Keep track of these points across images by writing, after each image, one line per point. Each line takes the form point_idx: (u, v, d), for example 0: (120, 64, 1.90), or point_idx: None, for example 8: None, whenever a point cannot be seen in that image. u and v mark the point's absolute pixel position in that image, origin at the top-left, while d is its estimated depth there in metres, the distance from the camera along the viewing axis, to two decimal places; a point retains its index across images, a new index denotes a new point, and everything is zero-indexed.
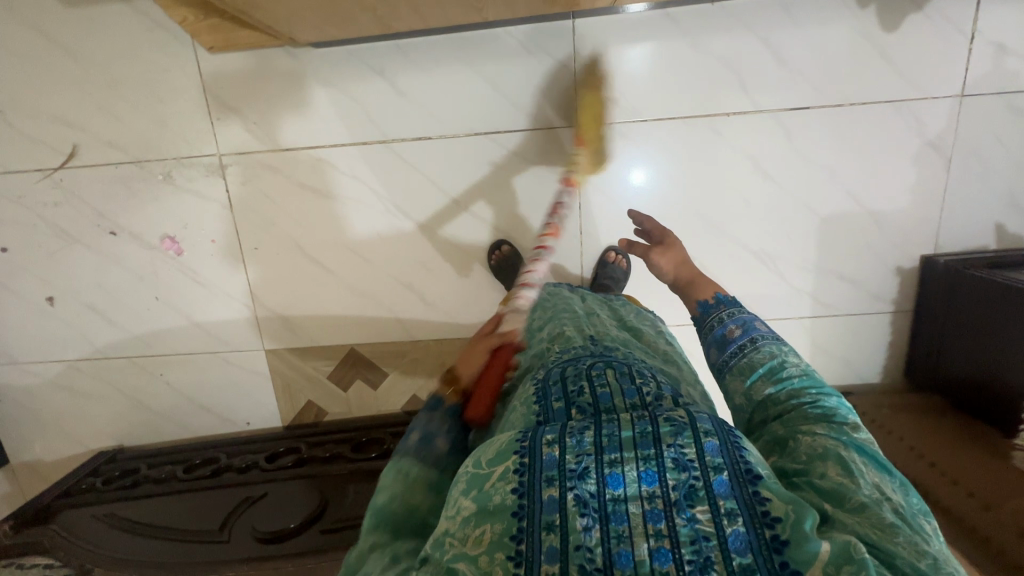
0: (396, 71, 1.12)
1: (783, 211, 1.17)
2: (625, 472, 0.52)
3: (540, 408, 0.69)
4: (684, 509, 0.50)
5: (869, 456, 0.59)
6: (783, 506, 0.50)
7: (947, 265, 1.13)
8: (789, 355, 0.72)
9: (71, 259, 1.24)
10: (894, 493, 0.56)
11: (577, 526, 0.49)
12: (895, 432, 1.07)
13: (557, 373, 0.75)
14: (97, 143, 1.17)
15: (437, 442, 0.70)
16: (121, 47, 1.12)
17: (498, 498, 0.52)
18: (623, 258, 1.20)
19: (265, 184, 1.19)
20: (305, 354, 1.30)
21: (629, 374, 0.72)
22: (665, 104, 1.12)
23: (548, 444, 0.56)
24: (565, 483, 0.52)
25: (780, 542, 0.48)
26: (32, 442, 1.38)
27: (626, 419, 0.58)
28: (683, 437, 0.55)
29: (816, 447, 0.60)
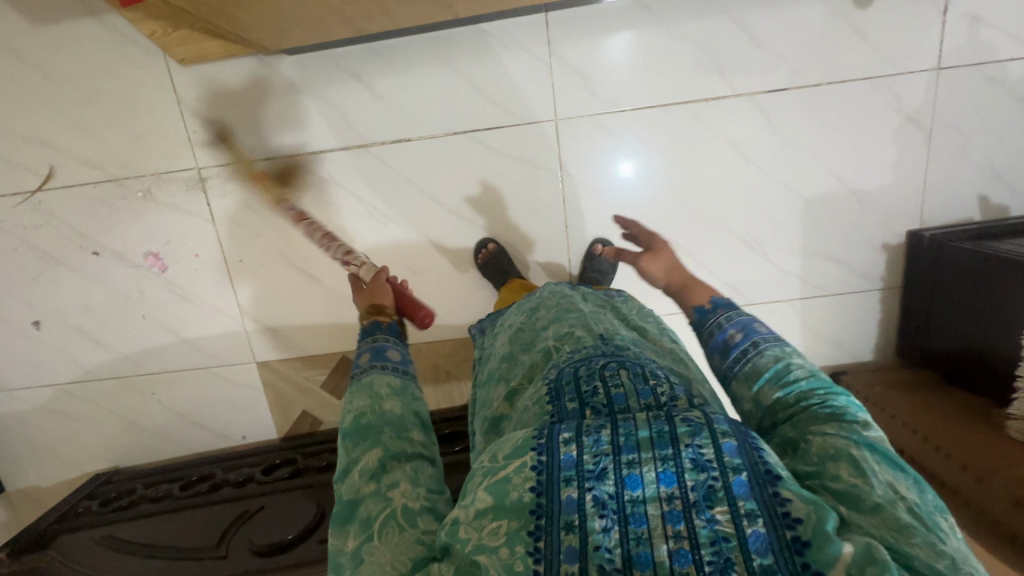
0: (372, 74, 1.11)
1: (766, 194, 1.17)
2: (644, 473, 0.54)
3: (552, 405, 0.70)
4: (704, 510, 0.52)
5: (881, 453, 0.58)
6: (805, 507, 0.51)
7: (932, 240, 1.13)
8: (793, 356, 0.70)
9: (54, 281, 1.23)
10: (908, 489, 0.55)
11: (596, 526, 0.51)
12: (888, 410, 1.07)
13: (570, 374, 0.75)
14: (74, 163, 1.16)
15: (389, 352, 0.86)
16: (93, 64, 1.10)
17: (516, 495, 0.55)
18: None
19: (246, 196, 1.18)
20: (297, 365, 1.29)
21: (643, 373, 0.73)
22: (646, 93, 1.12)
23: (565, 442, 0.57)
24: (585, 482, 0.54)
25: (802, 544, 0.49)
26: (25, 469, 1.36)
27: (643, 419, 0.59)
28: (700, 437, 0.56)
29: (826, 447, 0.59)
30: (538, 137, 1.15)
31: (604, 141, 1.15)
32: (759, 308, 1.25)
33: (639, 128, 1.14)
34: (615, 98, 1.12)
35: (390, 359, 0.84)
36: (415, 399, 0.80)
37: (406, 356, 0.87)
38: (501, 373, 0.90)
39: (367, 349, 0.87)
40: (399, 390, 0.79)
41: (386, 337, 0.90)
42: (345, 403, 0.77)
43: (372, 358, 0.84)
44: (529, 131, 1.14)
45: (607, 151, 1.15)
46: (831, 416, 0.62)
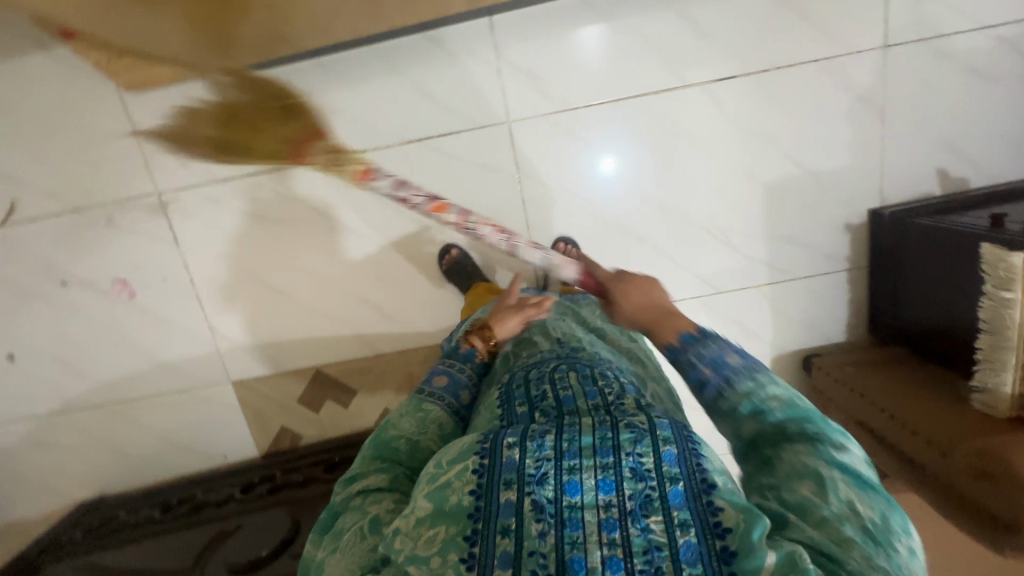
0: (323, 89, 1.12)
1: (725, 182, 1.18)
2: (583, 480, 0.56)
3: (504, 408, 0.71)
4: (638, 519, 0.54)
5: (848, 474, 0.58)
6: (736, 516, 0.53)
7: (892, 217, 1.13)
8: (772, 386, 0.66)
9: (24, 314, 1.23)
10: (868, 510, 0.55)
11: (532, 530, 0.53)
12: (857, 390, 1.08)
13: (523, 377, 0.76)
14: (36, 196, 1.16)
15: (461, 392, 0.81)
16: (48, 96, 1.11)
17: (456, 498, 0.56)
18: (575, 249, 1.19)
19: (209, 217, 1.18)
20: (272, 382, 1.29)
21: (592, 376, 0.73)
22: (615, 87, 1.12)
23: (509, 446, 0.58)
24: (524, 487, 0.56)
25: (729, 553, 0.52)
26: (10, 505, 1.36)
27: (587, 426, 0.61)
28: (641, 444, 0.58)
29: (795, 464, 0.60)
30: (494, 140, 1.15)
31: (585, 138, 1.15)
32: (729, 296, 1.25)
33: (615, 123, 1.14)
34: (567, 97, 1.13)
35: (457, 398, 0.80)
36: (456, 452, 0.74)
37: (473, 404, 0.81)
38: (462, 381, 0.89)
39: (441, 371, 0.83)
40: (445, 438, 0.74)
41: (470, 373, 0.85)
42: (392, 415, 0.74)
43: (445, 386, 0.80)
44: (484, 135, 1.15)
45: (589, 147, 1.16)
46: (802, 441, 0.62)
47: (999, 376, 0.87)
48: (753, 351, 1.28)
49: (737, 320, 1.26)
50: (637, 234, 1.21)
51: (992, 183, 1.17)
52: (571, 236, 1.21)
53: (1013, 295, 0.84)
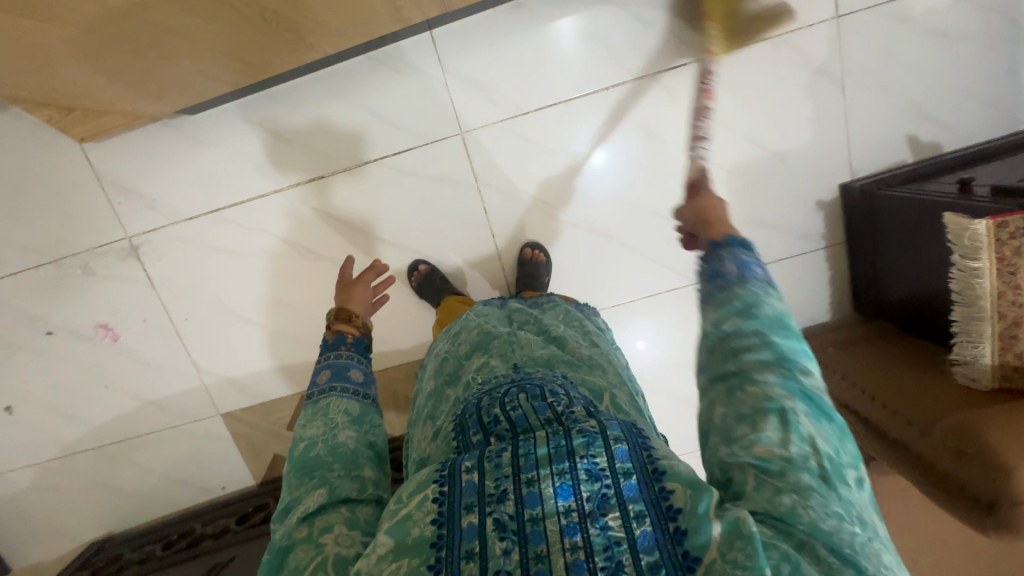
0: (275, 120, 1.13)
1: (687, 172, 1.15)
2: (542, 490, 0.48)
3: (457, 438, 0.59)
4: (597, 518, 0.46)
5: (806, 404, 0.50)
6: (683, 491, 0.47)
7: (862, 189, 1.10)
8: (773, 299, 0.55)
9: (16, 365, 1.26)
10: (827, 448, 0.48)
11: (495, 550, 0.45)
12: (837, 370, 1.06)
13: (473, 406, 0.62)
14: (13, 251, 1.19)
15: (351, 371, 0.78)
16: (13, 154, 1.14)
17: (417, 531, 0.48)
18: (541, 252, 1.18)
19: (180, 255, 1.20)
20: (260, 411, 1.31)
21: (545, 392, 0.60)
22: (589, 81, 1.11)
23: (467, 470, 0.51)
24: (486, 508, 0.48)
25: (681, 532, 0.45)
26: (24, 549, 1.40)
27: (540, 434, 0.52)
28: (594, 446, 0.50)
29: (761, 399, 0.49)
30: (449, 152, 1.15)
31: (567, 136, 1.14)
32: None
33: (595, 119, 1.13)
34: (517, 102, 1.12)
35: (352, 381, 0.76)
36: (375, 429, 0.70)
37: (370, 377, 0.79)
38: (427, 412, 0.75)
39: (326, 367, 0.79)
40: (356, 417, 0.70)
41: (350, 353, 0.83)
42: (299, 430, 0.68)
43: (332, 377, 0.76)
44: (439, 148, 1.15)
45: (576, 145, 1.14)
46: (773, 364, 0.51)
47: (977, 348, 0.84)
48: None
49: None
50: (604, 232, 1.19)
51: (965, 144, 1.14)
52: (539, 242, 1.20)
53: (980, 264, 0.81)
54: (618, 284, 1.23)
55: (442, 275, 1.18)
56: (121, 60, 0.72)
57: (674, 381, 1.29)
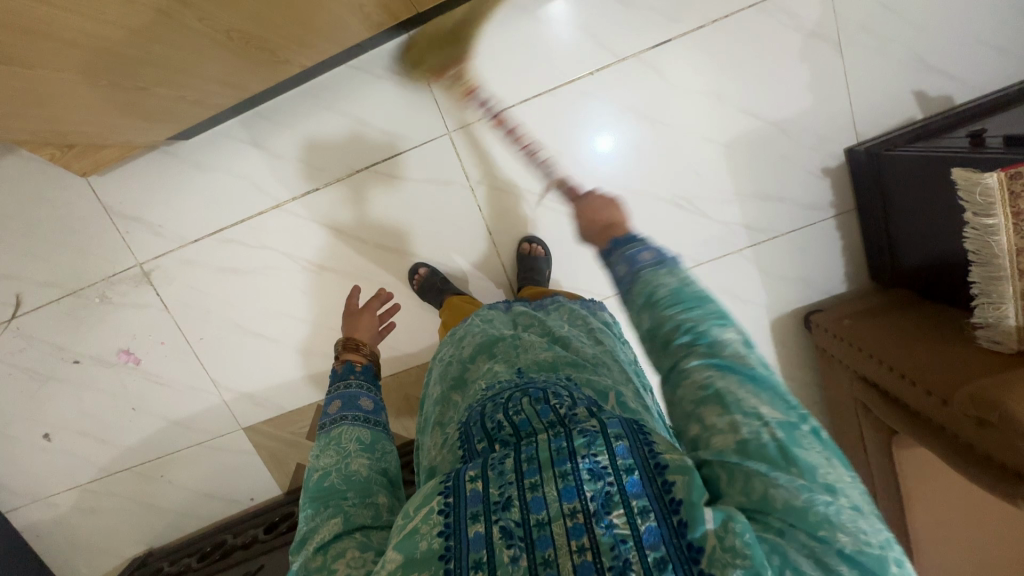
0: (267, 138, 1.14)
1: (683, 151, 1.12)
2: (546, 494, 0.47)
3: (463, 448, 0.58)
4: (602, 517, 0.45)
5: (739, 373, 0.51)
6: (686, 486, 0.46)
7: (867, 152, 1.05)
8: (663, 281, 0.60)
9: (49, 394, 1.32)
10: (775, 416, 0.49)
11: (504, 557, 0.44)
12: (856, 343, 1.01)
13: (477, 414, 0.60)
14: (36, 287, 1.24)
15: (361, 400, 0.78)
16: (27, 193, 1.19)
17: (425, 544, 0.46)
18: (540, 246, 1.16)
19: (189, 278, 1.23)
20: (278, 423, 1.34)
21: (549, 395, 0.58)
22: (579, 63, 1.08)
23: (471, 479, 0.49)
24: (492, 516, 0.46)
25: (684, 524, 0.44)
26: (73, 568, 1.46)
27: (543, 438, 0.51)
28: (595, 444, 0.49)
29: (698, 391, 0.52)
30: (439, 153, 1.14)
31: (569, 124, 1.12)
32: (712, 266, 1.19)
33: (593, 101, 1.10)
34: (502, 96, 1.11)
35: (362, 409, 0.76)
36: (388, 456, 0.71)
37: (380, 404, 0.79)
38: (435, 419, 0.74)
39: (336, 398, 0.79)
40: (367, 445, 0.70)
41: (359, 382, 0.84)
42: (312, 461, 0.68)
43: (342, 408, 0.76)
44: (428, 150, 1.14)
45: (582, 132, 1.12)
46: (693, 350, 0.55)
47: (999, 309, 0.79)
48: (750, 317, 1.22)
49: (725, 289, 1.20)
50: None
51: (980, 93, 1.07)
52: (536, 236, 1.18)
53: (996, 220, 0.76)
54: None
55: (443, 277, 1.17)
56: (99, 94, 0.74)
57: None
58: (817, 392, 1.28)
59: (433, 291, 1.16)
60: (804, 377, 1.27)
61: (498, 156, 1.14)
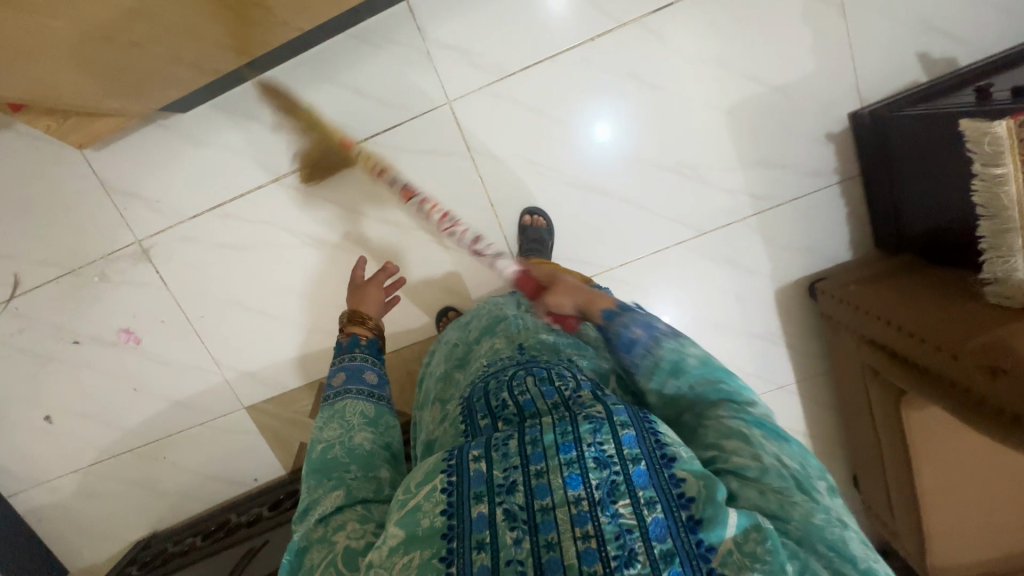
0: (263, 109, 1.13)
1: (682, 118, 1.11)
2: (551, 481, 0.48)
3: (466, 425, 0.60)
4: (607, 506, 0.47)
5: (765, 428, 0.55)
6: (696, 484, 0.48)
7: (873, 115, 1.05)
8: (690, 347, 0.63)
9: (49, 376, 1.31)
10: (794, 464, 0.52)
11: (507, 539, 0.46)
12: (860, 305, 1.00)
13: (480, 391, 0.64)
14: (33, 266, 1.23)
15: (366, 373, 0.81)
16: (22, 171, 1.17)
17: (427, 521, 0.48)
18: (542, 218, 1.16)
19: (187, 254, 1.22)
20: (280, 401, 1.33)
21: (552, 374, 0.62)
22: (579, 29, 1.07)
23: (475, 459, 0.51)
24: (496, 497, 0.48)
25: (695, 521, 0.46)
26: (76, 552, 1.46)
27: (548, 422, 0.52)
28: (601, 432, 0.51)
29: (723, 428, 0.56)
30: (438, 124, 1.13)
31: (572, 91, 1.10)
32: (715, 235, 1.18)
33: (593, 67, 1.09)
34: (502, 63, 1.09)
35: (366, 383, 0.78)
36: (390, 430, 0.72)
37: (384, 378, 0.82)
38: (437, 396, 0.78)
39: (340, 371, 0.81)
40: (371, 419, 0.71)
41: (364, 355, 0.85)
42: (316, 431, 0.69)
43: (347, 380, 0.78)
44: (427, 120, 1.13)
45: (584, 98, 1.11)
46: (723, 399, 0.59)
47: (1010, 263, 0.78)
48: (752, 287, 1.21)
49: (728, 258, 1.20)
50: (604, 189, 1.16)
51: (985, 54, 1.06)
52: (537, 206, 1.17)
53: (1004, 168, 0.75)
54: (625, 242, 1.18)
55: None
56: (96, 50, 0.74)
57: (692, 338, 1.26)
58: (822, 362, 1.27)
59: None
60: (809, 348, 1.26)
61: (499, 125, 1.13)
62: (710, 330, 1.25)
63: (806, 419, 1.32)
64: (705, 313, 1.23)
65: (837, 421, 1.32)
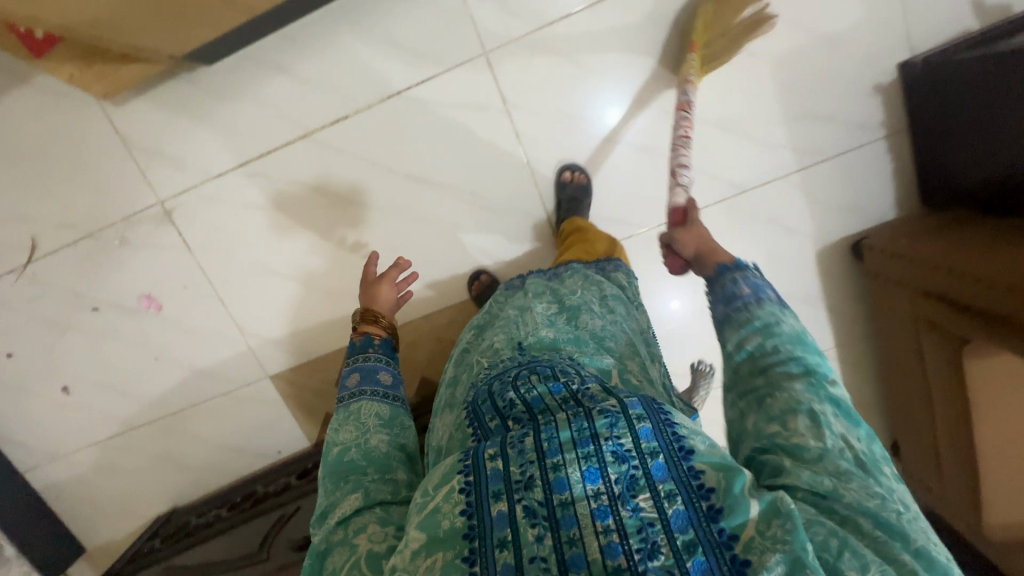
0: (292, 61, 1.09)
1: (727, 69, 1.08)
2: (569, 475, 0.48)
3: (473, 427, 0.58)
4: (628, 500, 0.47)
5: (836, 408, 0.54)
6: (716, 475, 0.47)
7: (927, 63, 1.02)
8: (789, 318, 0.63)
9: (67, 345, 1.27)
10: (860, 447, 0.51)
11: (529, 537, 0.45)
12: (915, 257, 0.96)
13: (484, 392, 0.61)
14: (51, 229, 1.19)
15: (379, 374, 0.77)
16: (40, 129, 1.13)
17: (447, 523, 0.47)
18: (580, 175, 1.12)
19: (212, 216, 1.18)
20: (306, 370, 1.29)
21: (556, 371, 0.61)
22: None
23: (490, 458, 0.50)
24: (514, 495, 0.48)
25: (716, 510, 0.46)
26: (94, 529, 1.42)
27: (563, 418, 0.52)
28: (618, 426, 0.50)
29: (789, 398, 0.54)
30: (473, 76, 1.09)
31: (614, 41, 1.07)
32: (756, 191, 1.14)
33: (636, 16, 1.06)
34: (541, 12, 1.06)
35: (381, 383, 0.76)
36: (406, 431, 0.70)
37: (398, 378, 0.78)
38: (444, 403, 0.75)
39: (354, 370, 0.78)
40: (386, 420, 0.70)
41: (377, 355, 0.81)
42: (331, 434, 0.69)
43: (361, 380, 0.75)
44: (462, 73, 1.09)
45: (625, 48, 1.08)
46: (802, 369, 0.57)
47: None
48: (793, 247, 1.18)
49: (770, 216, 1.16)
50: (645, 144, 1.12)
51: None
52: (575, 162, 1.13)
53: None
54: (665, 198, 1.15)
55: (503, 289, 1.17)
56: None
57: None
58: (864, 326, 1.24)
59: None
60: (850, 311, 1.23)
61: (537, 77, 1.09)
62: None
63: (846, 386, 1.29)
64: None
65: (878, 388, 1.29)
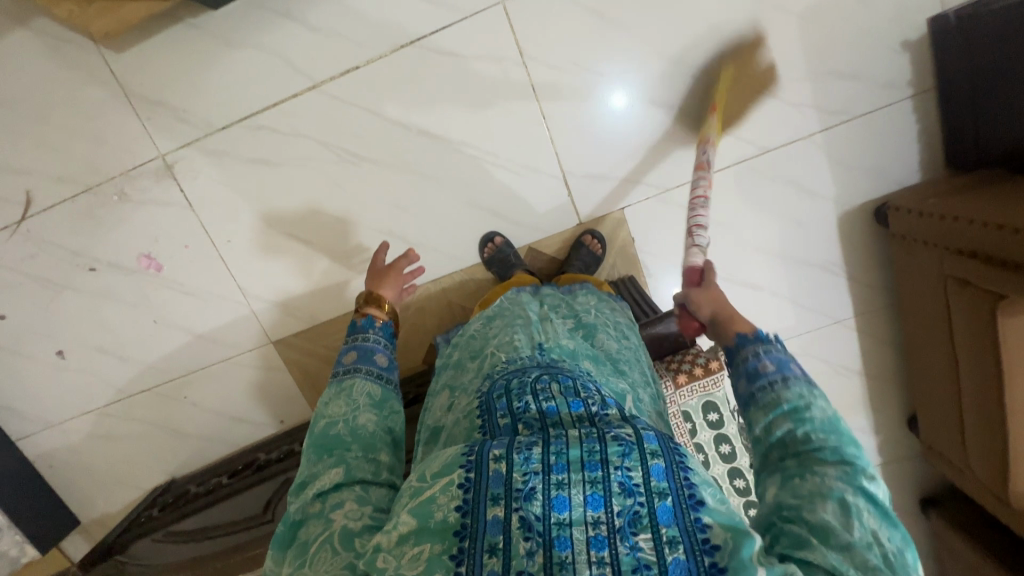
0: (302, 7, 1.05)
1: (753, 22, 1.05)
2: (571, 495, 0.45)
3: (482, 419, 0.57)
4: (627, 536, 0.44)
5: (876, 507, 0.47)
6: (723, 534, 0.44)
7: (959, 16, 0.99)
8: (820, 398, 0.56)
9: (62, 306, 1.23)
10: (890, 545, 0.45)
11: (520, 550, 0.43)
12: (948, 215, 0.94)
13: (500, 387, 0.60)
14: (48, 182, 1.15)
15: (377, 355, 0.77)
16: (36, 77, 1.09)
17: (441, 514, 0.46)
18: (599, 243, 1.13)
19: (216, 171, 1.14)
20: (310, 336, 1.25)
21: (578, 387, 0.59)
22: None
23: (495, 459, 0.48)
24: (513, 503, 0.45)
25: (717, 570, 0.42)
26: (90, 501, 1.37)
27: (574, 436, 0.49)
28: (630, 457, 0.48)
29: (819, 482, 0.48)
30: (490, 26, 1.06)
31: None
32: (780, 152, 1.11)
33: None
34: None
35: (377, 364, 0.75)
36: (394, 416, 0.68)
37: (393, 362, 0.77)
38: (447, 381, 0.76)
39: (352, 348, 0.78)
40: (377, 402, 0.68)
41: (376, 338, 0.81)
42: (321, 407, 0.67)
43: (358, 359, 0.75)
44: (478, 22, 1.05)
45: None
46: (839, 459, 0.50)
47: None
48: (816, 212, 1.15)
49: (793, 180, 1.13)
50: (667, 102, 1.09)
51: None
52: (597, 229, 1.16)
53: None
54: (686, 157, 1.12)
55: (514, 251, 1.13)
56: None
57: (748, 269, 1.18)
58: (883, 295, 1.21)
59: (502, 264, 1.13)
60: (871, 280, 1.20)
61: (556, 26, 1.05)
62: (769, 261, 1.18)
63: (863, 358, 1.26)
64: (764, 241, 1.17)
65: (895, 359, 1.27)
